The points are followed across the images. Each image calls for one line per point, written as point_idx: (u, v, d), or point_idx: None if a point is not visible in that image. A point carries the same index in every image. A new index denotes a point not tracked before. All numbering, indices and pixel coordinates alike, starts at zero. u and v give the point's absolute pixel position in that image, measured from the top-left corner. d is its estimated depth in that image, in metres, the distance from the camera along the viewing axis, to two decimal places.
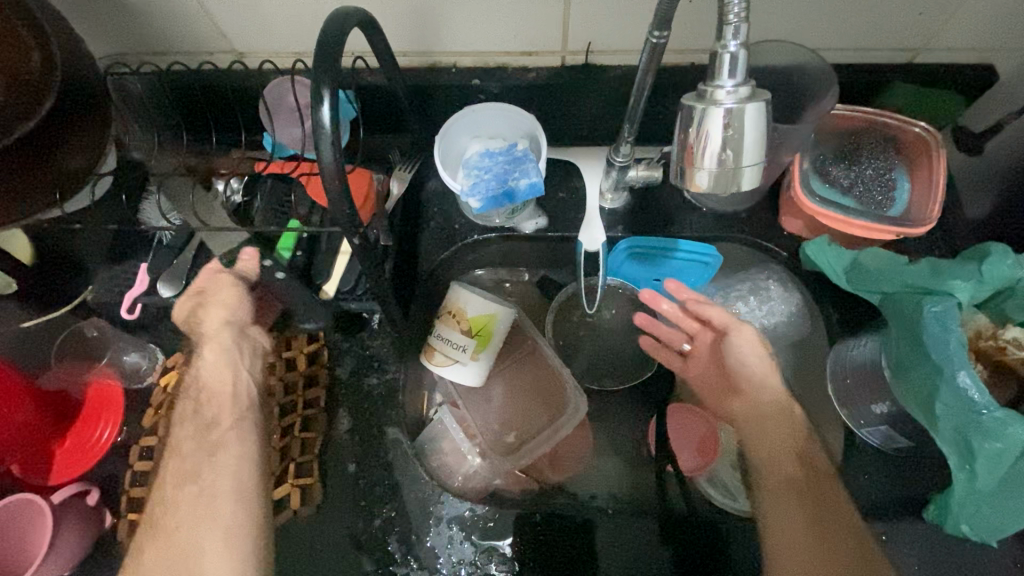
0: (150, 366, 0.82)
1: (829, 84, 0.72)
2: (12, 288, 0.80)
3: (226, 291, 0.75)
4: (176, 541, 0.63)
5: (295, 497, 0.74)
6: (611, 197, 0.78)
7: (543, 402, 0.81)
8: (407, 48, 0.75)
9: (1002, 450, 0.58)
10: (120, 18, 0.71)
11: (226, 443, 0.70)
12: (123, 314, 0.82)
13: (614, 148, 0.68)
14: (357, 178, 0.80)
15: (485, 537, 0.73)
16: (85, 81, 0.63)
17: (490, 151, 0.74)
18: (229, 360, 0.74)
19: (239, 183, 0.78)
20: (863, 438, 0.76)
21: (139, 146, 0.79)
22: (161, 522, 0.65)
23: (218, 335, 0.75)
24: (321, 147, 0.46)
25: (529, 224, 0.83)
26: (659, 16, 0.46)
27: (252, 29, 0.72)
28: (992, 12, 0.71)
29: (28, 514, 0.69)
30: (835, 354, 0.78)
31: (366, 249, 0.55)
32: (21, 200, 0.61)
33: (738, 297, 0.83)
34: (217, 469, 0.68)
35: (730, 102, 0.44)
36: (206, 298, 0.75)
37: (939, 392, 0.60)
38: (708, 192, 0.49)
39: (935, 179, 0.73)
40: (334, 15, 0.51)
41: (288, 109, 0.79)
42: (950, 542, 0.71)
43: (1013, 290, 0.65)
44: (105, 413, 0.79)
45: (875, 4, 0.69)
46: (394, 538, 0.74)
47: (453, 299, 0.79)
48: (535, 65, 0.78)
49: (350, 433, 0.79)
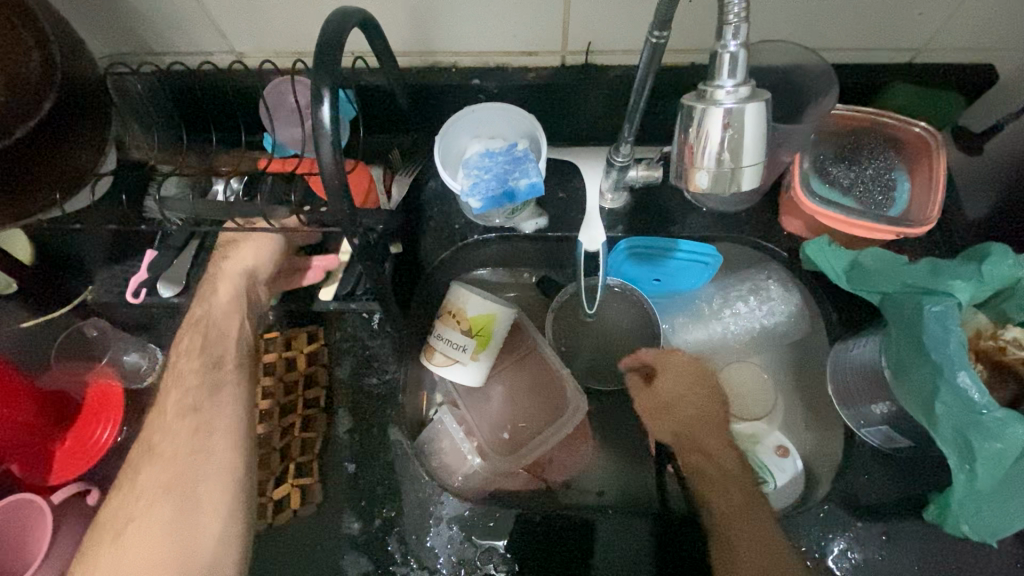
0: (150, 366, 0.82)
1: (828, 84, 0.73)
2: (12, 288, 0.81)
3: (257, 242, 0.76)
4: (176, 466, 0.69)
5: (295, 498, 0.74)
6: (611, 197, 0.78)
7: (543, 403, 0.81)
8: (406, 48, 0.75)
9: (1002, 450, 0.58)
10: (120, 18, 0.72)
11: (224, 384, 0.73)
12: (128, 297, 0.80)
13: (614, 148, 0.68)
14: (357, 177, 0.79)
15: (484, 537, 0.73)
16: (85, 81, 0.63)
17: (490, 151, 0.74)
18: (239, 308, 0.76)
19: (238, 183, 0.79)
20: (863, 438, 0.75)
21: (139, 146, 0.76)
22: (162, 445, 0.70)
23: (235, 273, 0.76)
24: (322, 147, 0.46)
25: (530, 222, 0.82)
26: (659, 15, 0.46)
27: (252, 29, 0.72)
28: (993, 12, 0.70)
29: (28, 515, 0.69)
30: (836, 355, 0.78)
31: (366, 249, 0.55)
32: (22, 201, 0.62)
33: (738, 297, 0.86)
34: (215, 406, 0.72)
35: (730, 102, 0.44)
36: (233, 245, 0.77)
37: (939, 392, 0.60)
38: (708, 192, 0.49)
39: (935, 179, 0.73)
40: (333, 16, 0.51)
41: (288, 109, 0.79)
42: (950, 542, 0.71)
43: (1014, 290, 0.65)
44: (105, 413, 0.79)
45: (875, 4, 0.69)
46: (394, 539, 0.74)
47: (453, 299, 0.79)
48: (535, 65, 0.78)
49: (351, 434, 0.79)
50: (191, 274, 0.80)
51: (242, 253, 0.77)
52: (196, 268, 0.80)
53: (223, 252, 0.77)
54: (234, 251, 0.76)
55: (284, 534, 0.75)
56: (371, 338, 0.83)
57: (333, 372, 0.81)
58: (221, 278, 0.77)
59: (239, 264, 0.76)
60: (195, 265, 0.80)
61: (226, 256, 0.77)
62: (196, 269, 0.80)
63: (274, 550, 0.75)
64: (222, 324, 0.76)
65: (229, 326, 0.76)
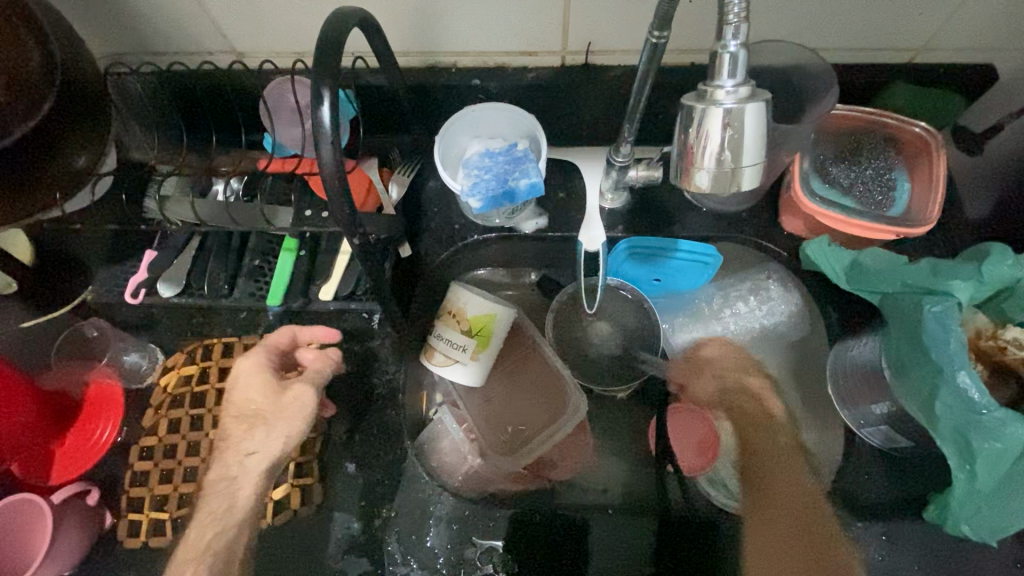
0: (150, 366, 0.83)
1: (828, 88, 0.74)
2: (13, 288, 0.80)
3: (298, 410, 0.71)
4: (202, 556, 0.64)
5: (294, 498, 0.74)
6: (611, 197, 0.79)
7: (539, 402, 0.82)
8: (407, 48, 0.75)
9: (1002, 451, 0.58)
10: (120, 18, 0.71)
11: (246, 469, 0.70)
12: (126, 299, 0.80)
13: (614, 148, 0.68)
14: (357, 178, 0.79)
15: (485, 538, 0.73)
16: (84, 80, 0.63)
17: (490, 151, 0.74)
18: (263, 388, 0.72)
19: (239, 184, 0.80)
20: (863, 438, 0.76)
21: (139, 147, 0.79)
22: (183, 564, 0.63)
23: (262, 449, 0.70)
24: (321, 147, 0.46)
25: (530, 221, 0.83)
26: (659, 16, 0.46)
27: (252, 29, 0.72)
28: (992, 12, 0.71)
29: (28, 515, 0.69)
30: (835, 355, 0.78)
31: (366, 249, 0.55)
32: (22, 200, 0.62)
33: (738, 297, 0.86)
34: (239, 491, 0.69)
35: (730, 102, 0.44)
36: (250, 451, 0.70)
37: (939, 392, 0.60)
38: (708, 192, 0.49)
39: (935, 179, 0.73)
40: (334, 16, 0.51)
41: (288, 109, 0.78)
42: (949, 541, 0.71)
43: (1013, 290, 0.65)
44: (105, 413, 0.79)
45: (875, 4, 0.69)
46: (394, 540, 0.73)
47: (453, 299, 0.79)
48: (535, 65, 0.78)
49: (350, 435, 0.79)
50: (191, 274, 0.80)
51: (254, 393, 0.72)
52: (196, 268, 0.80)
53: (250, 425, 0.71)
54: (259, 438, 0.70)
55: (284, 532, 0.75)
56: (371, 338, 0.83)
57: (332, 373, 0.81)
58: (230, 455, 0.71)
59: (261, 457, 0.70)
60: (195, 264, 0.80)
61: (251, 436, 0.71)
62: (196, 269, 0.80)
63: (274, 550, 0.75)
64: (220, 499, 0.68)
65: (234, 502, 0.68)
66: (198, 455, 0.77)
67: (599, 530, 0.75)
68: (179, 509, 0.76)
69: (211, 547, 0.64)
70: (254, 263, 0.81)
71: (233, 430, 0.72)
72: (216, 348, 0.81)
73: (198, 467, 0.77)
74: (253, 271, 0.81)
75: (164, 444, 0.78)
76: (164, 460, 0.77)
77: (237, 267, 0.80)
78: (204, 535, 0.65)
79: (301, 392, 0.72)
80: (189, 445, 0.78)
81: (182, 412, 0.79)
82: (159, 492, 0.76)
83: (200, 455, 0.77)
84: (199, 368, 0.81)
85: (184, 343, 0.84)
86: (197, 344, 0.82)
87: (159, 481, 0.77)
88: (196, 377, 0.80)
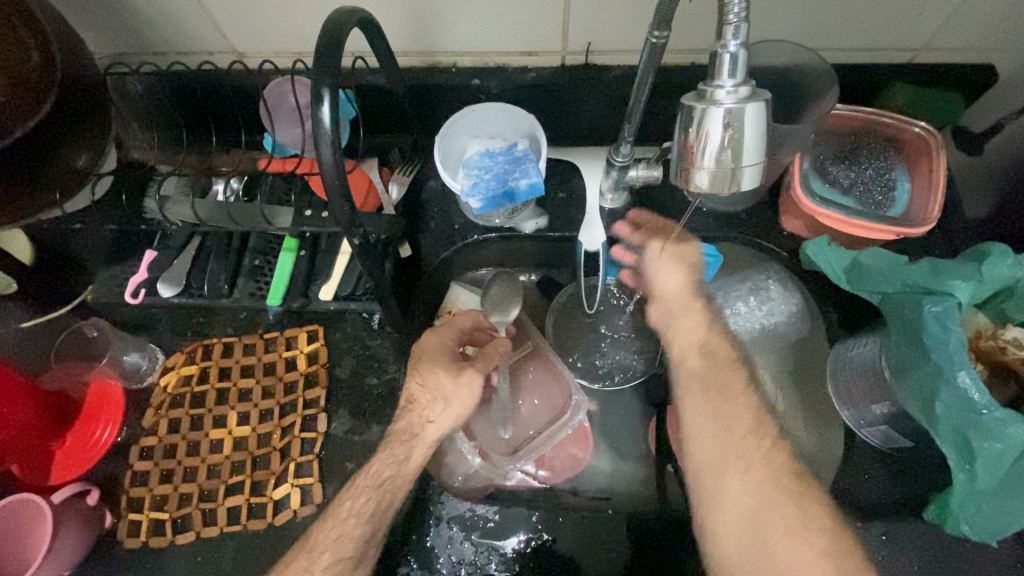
0: (150, 366, 0.83)
1: (829, 84, 0.72)
2: (12, 288, 0.82)
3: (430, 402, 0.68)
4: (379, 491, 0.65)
5: (294, 496, 0.76)
6: (611, 197, 0.77)
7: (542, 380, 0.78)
8: (406, 48, 0.75)
9: (1002, 450, 0.58)
10: (119, 19, 0.71)
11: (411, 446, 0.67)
12: (126, 297, 0.80)
13: (614, 148, 0.68)
14: (358, 178, 0.80)
15: (484, 537, 0.74)
16: (85, 80, 0.63)
17: (490, 153, 0.73)
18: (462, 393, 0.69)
19: (239, 184, 0.80)
20: (864, 439, 0.76)
21: (138, 146, 0.80)
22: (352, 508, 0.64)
23: (433, 440, 0.68)
24: (321, 147, 0.46)
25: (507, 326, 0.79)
26: (659, 17, 0.46)
27: (252, 29, 0.73)
28: (993, 13, 0.70)
29: (27, 515, 0.69)
30: (836, 354, 0.78)
31: (367, 249, 0.56)
32: (20, 200, 0.61)
33: (738, 296, 0.84)
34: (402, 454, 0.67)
35: (730, 102, 0.44)
36: (386, 481, 0.65)
37: (939, 393, 0.60)
38: (707, 192, 0.49)
39: (935, 178, 0.73)
40: (334, 16, 0.51)
41: (288, 109, 0.78)
42: (949, 541, 0.71)
43: (1013, 290, 0.65)
44: (105, 412, 0.80)
45: (874, 5, 0.70)
46: (396, 541, 0.74)
47: (452, 299, 0.86)
48: (535, 65, 0.78)
49: (350, 434, 0.79)
50: (191, 274, 0.80)
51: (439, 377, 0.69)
52: (197, 268, 0.80)
53: (430, 398, 0.68)
54: (439, 412, 0.68)
55: (284, 533, 0.75)
56: (372, 338, 0.83)
57: (333, 372, 0.82)
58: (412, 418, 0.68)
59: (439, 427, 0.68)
60: (195, 264, 0.80)
61: (430, 410, 0.68)
62: (196, 269, 0.80)
63: (273, 551, 0.74)
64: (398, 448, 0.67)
65: (409, 454, 0.67)
66: (198, 455, 0.78)
67: (583, 523, 0.75)
68: (179, 509, 0.76)
69: (385, 484, 0.65)
70: (255, 263, 0.81)
71: (419, 397, 0.69)
72: (216, 347, 0.83)
73: (198, 467, 0.78)
74: (253, 271, 0.81)
75: (164, 443, 0.79)
76: (164, 460, 0.78)
77: (237, 267, 0.80)
78: (381, 472, 0.65)
79: (475, 376, 0.69)
80: (189, 445, 0.78)
81: (182, 412, 0.80)
82: (159, 492, 0.76)
83: (200, 455, 0.78)
84: (199, 368, 0.82)
85: (184, 343, 0.84)
86: (197, 343, 0.83)
87: (159, 481, 0.77)
88: (196, 377, 0.81)
